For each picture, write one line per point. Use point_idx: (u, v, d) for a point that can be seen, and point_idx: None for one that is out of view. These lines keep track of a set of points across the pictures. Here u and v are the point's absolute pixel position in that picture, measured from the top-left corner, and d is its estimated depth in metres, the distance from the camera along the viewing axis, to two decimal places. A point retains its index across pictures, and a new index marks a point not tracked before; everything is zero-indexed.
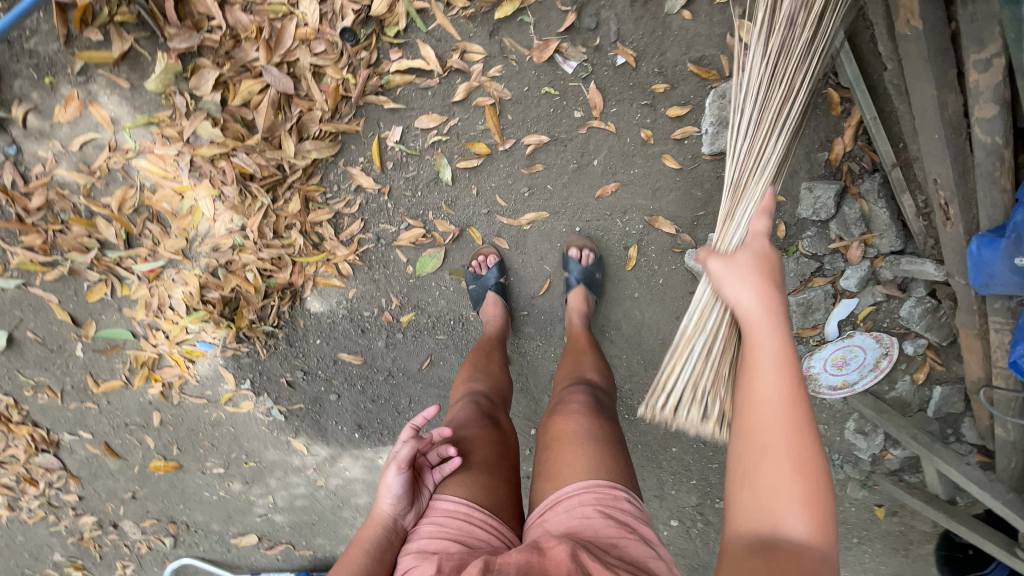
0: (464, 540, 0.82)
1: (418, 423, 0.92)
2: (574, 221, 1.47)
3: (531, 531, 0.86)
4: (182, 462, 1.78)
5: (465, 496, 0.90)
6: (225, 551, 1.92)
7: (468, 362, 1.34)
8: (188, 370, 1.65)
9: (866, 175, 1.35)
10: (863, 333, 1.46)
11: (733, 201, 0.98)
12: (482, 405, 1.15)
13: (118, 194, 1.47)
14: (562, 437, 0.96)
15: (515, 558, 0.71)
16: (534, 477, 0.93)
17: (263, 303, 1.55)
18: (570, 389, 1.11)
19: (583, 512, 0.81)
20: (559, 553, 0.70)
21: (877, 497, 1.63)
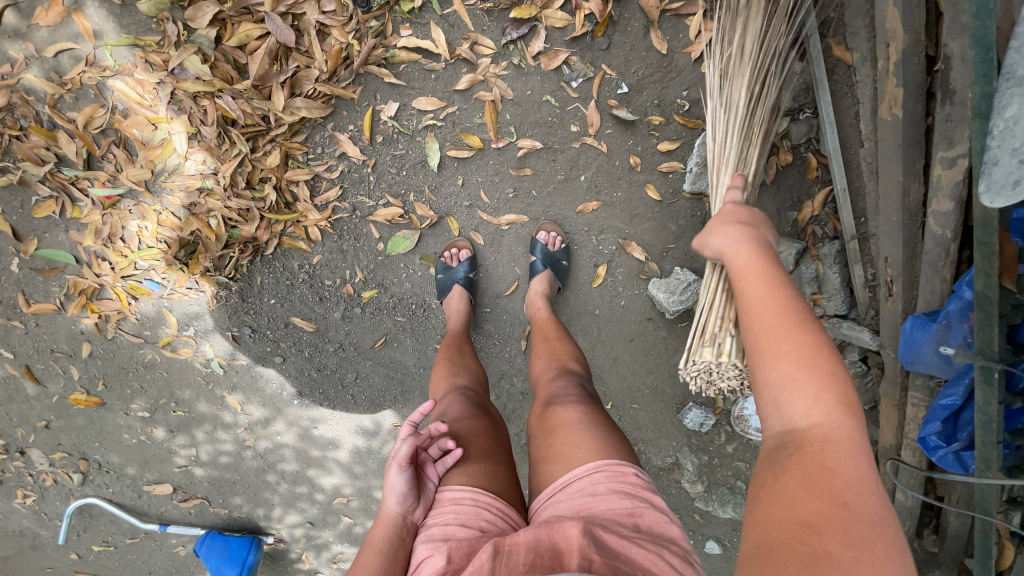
0: (472, 525, 0.83)
1: (416, 420, 0.92)
2: (548, 228, 1.48)
3: (539, 511, 0.88)
4: (106, 400, 1.70)
5: (468, 483, 0.92)
6: (135, 497, 1.85)
7: (440, 357, 1.32)
8: (129, 308, 1.59)
9: (827, 240, 1.43)
10: None
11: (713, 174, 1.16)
12: (471, 397, 1.17)
13: (87, 111, 1.40)
14: (559, 425, 0.99)
15: (525, 541, 0.73)
16: (541, 460, 0.96)
17: (221, 253, 1.50)
18: (554, 378, 1.15)
19: (596, 490, 0.83)
20: (570, 529, 0.73)
21: None
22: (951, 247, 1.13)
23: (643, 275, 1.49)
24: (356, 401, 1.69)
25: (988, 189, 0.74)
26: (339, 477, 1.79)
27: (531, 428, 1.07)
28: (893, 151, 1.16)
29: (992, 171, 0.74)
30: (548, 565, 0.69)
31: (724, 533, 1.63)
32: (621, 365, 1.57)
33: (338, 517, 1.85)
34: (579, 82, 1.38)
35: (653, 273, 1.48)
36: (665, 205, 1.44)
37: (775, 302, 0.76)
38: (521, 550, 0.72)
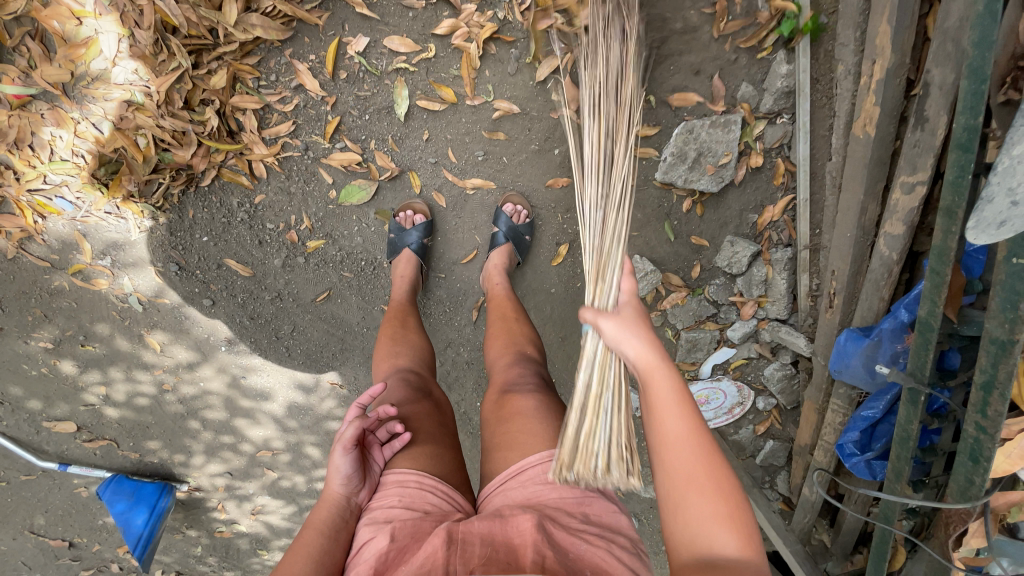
0: (418, 508, 0.81)
1: (364, 402, 0.88)
2: (516, 198, 1.43)
3: (490, 497, 0.87)
4: (3, 325, 1.53)
5: (414, 467, 0.88)
6: (33, 432, 1.70)
7: (384, 332, 1.26)
8: (35, 226, 1.40)
9: (781, 247, 1.50)
10: (729, 379, 1.72)
11: (597, 267, 0.96)
12: (414, 382, 1.11)
13: None
14: (514, 414, 0.96)
15: (478, 527, 0.74)
16: (494, 447, 0.94)
17: (149, 178, 1.33)
18: (512, 364, 1.11)
19: (547, 479, 0.84)
20: (524, 523, 0.73)
21: None
22: (893, 269, 1.18)
23: None
24: (291, 354, 1.60)
25: (974, 224, 0.73)
26: (268, 430, 1.72)
27: (484, 413, 1.05)
28: (858, 170, 1.19)
29: (983, 207, 0.72)
30: (501, 561, 0.69)
31: (641, 511, 1.71)
32: (569, 345, 1.57)
33: (262, 470, 1.78)
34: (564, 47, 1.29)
35: None
36: None
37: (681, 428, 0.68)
38: (475, 541, 0.72)
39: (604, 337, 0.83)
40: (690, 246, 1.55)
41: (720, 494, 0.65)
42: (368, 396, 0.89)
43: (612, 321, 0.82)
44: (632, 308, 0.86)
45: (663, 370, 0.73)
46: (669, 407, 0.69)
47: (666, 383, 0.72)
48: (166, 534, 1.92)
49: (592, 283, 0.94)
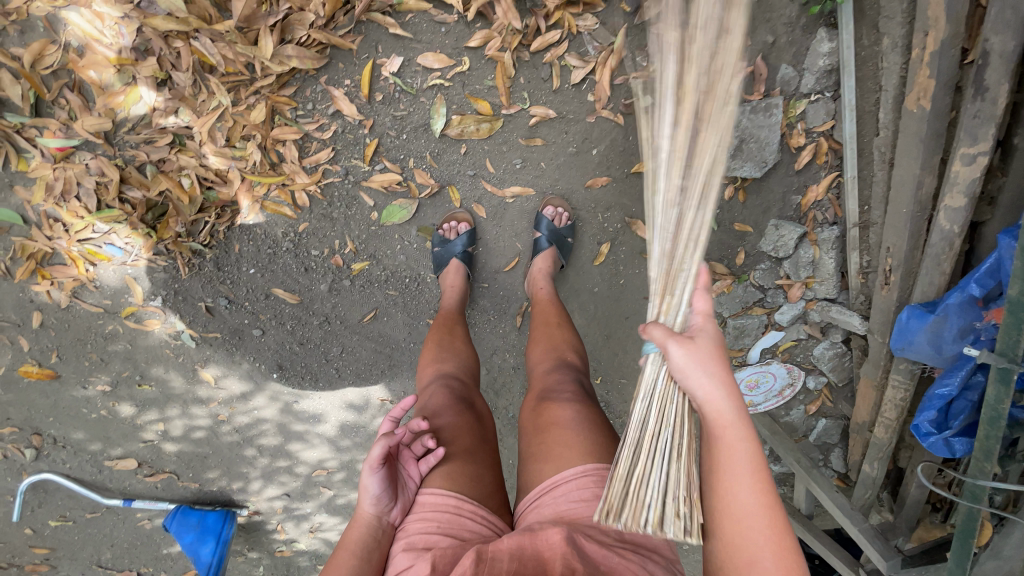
0: (455, 535, 0.84)
1: (397, 415, 0.88)
2: (559, 205, 1.41)
3: (524, 513, 0.91)
4: (61, 372, 1.56)
5: (451, 488, 0.91)
6: (97, 471, 1.80)
7: (431, 338, 1.30)
8: (87, 274, 1.38)
9: (826, 226, 1.50)
10: (778, 362, 1.78)
11: (668, 228, 0.86)
12: (456, 389, 1.15)
13: (35, 46, 1.14)
14: (551, 425, 0.99)
15: (506, 545, 0.76)
16: (530, 459, 0.97)
17: (195, 218, 1.33)
18: (551, 370, 1.15)
19: (581, 495, 0.86)
20: (553, 536, 0.77)
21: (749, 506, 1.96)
22: (955, 242, 1.17)
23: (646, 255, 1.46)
24: (342, 375, 1.63)
25: None
26: (323, 451, 1.75)
27: (523, 420, 1.08)
28: (913, 144, 1.17)
29: None
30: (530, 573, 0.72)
31: None
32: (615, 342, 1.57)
33: (318, 489, 1.81)
34: (599, 47, 1.28)
35: None
36: None
37: (761, 509, 0.63)
38: (505, 557, 0.74)
39: (669, 366, 0.73)
40: (733, 233, 1.55)
41: (781, 563, 0.61)
42: (400, 411, 0.88)
43: (681, 350, 0.72)
44: (711, 336, 0.75)
45: (746, 453, 0.65)
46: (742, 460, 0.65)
47: (738, 435, 0.66)
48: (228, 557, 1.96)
49: (661, 292, 0.84)
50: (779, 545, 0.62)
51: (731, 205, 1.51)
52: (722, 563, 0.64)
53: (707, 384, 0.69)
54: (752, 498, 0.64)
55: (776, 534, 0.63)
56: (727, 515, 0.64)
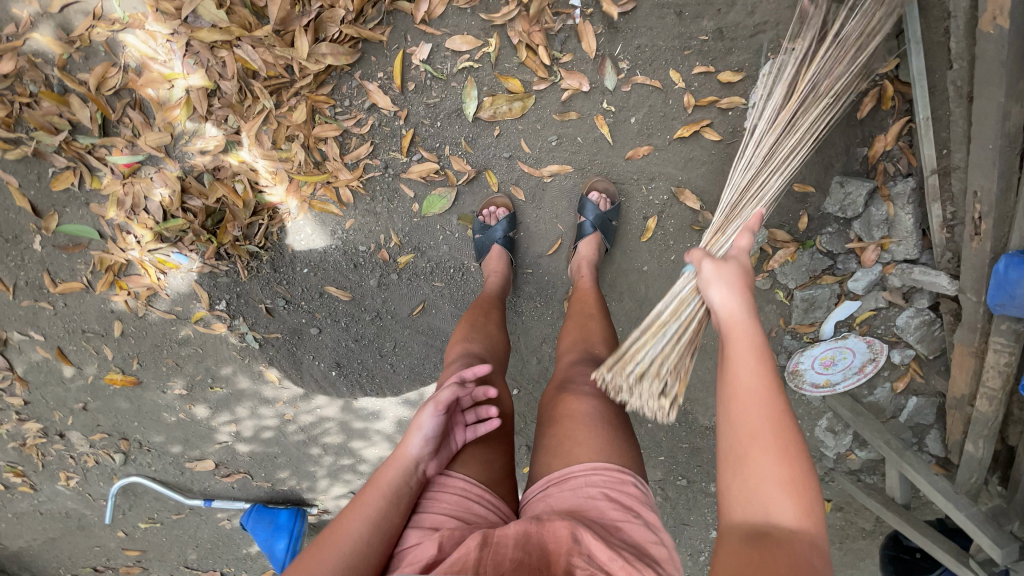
0: (463, 518, 0.83)
1: (466, 375, 0.94)
2: (598, 176, 1.40)
3: (532, 502, 0.87)
4: (142, 378, 1.69)
5: (466, 474, 0.91)
6: (179, 473, 1.93)
7: (465, 318, 1.28)
8: (159, 282, 1.49)
9: (900, 178, 1.37)
10: (856, 336, 1.64)
11: (727, 217, 1.04)
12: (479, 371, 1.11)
13: (98, 70, 1.22)
14: (571, 416, 0.94)
15: (512, 531, 0.73)
16: (540, 451, 0.94)
17: (250, 220, 1.40)
18: (575, 361, 1.09)
19: (589, 492, 0.81)
20: (560, 529, 0.72)
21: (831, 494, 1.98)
22: None
23: (696, 225, 1.45)
24: (396, 370, 1.69)
25: None
26: (383, 448, 1.79)
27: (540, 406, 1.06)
28: (994, 69, 1.05)
29: None
30: (534, 564, 0.70)
31: None
32: None
33: None
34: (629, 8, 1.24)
35: (707, 223, 1.45)
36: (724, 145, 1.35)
37: (762, 400, 0.66)
38: (509, 543, 0.71)
39: (699, 277, 0.84)
40: (794, 195, 1.45)
41: (782, 452, 0.63)
42: (475, 372, 0.95)
43: (713, 264, 0.81)
44: (742, 261, 0.83)
45: (747, 326, 0.73)
46: (745, 361, 0.69)
47: (744, 339, 0.72)
48: None
49: (713, 232, 1.02)
50: (778, 433, 0.64)
51: (789, 166, 1.42)
52: (730, 459, 0.66)
53: (724, 293, 0.78)
54: (752, 379, 0.67)
55: (776, 418, 0.65)
56: (733, 397, 0.68)
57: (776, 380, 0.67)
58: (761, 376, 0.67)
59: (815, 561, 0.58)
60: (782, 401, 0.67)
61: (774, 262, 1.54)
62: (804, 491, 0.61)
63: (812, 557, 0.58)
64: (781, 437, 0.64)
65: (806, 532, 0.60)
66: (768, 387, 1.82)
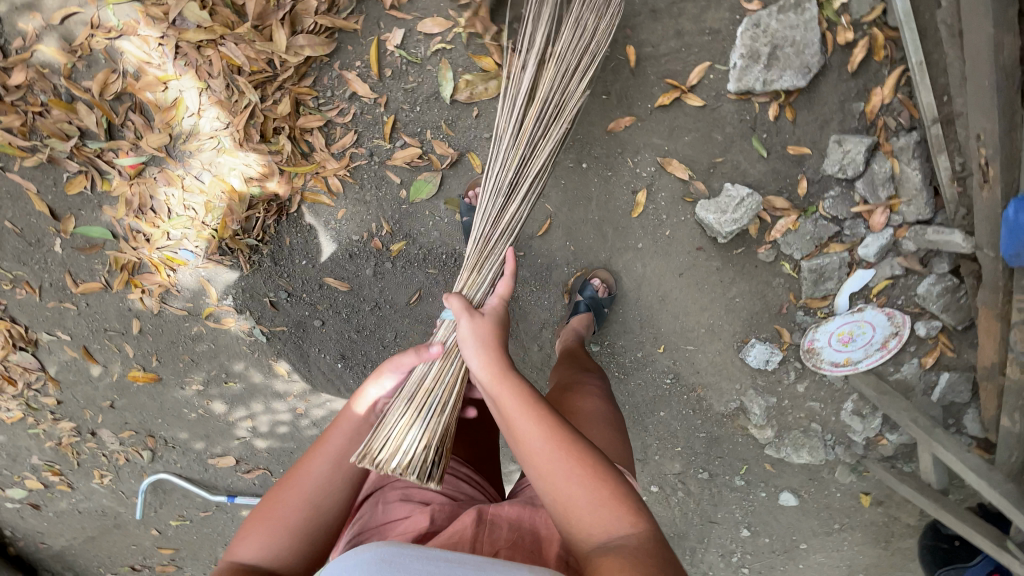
0: (452, 495, 0.99)
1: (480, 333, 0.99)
2: (581, 157, 1.44)
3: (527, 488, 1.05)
4: (161, 375, 1.78)
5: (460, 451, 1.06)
6: (203, 469, 2.01)
7: None
8: (169, 279, 1.57)
9: (903, 132, 1.31)
10: (874, 308, 1.55)
11: (482, 257, 1.06)
12: None
13: (99, 77, 1.32)
14: (577, 409, 1.12)
15: (506, 514, 0.90)
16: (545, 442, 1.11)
17: (246, 215, 1.45)
18: (578, 372, 1.29)
19: None
20: (552, 520, 0.89)
21: (865, 486, 1.87)
22: None
23: (688, 197, 1.44)
24: None
25: None
26: None
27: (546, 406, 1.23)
28: (979, 1, 1.11)
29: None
30: (527, 545, 0.85)
31: None
32: None
33: None
34: None
35: (700, 194, 1.43)
36: (708, 110, 1.37)
37: (559, 444, 0.73)
38: (503, 525, 0.88)
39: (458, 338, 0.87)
40: (789, 158, 1.39)
41: (593, 478, 0.72)
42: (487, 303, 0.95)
43: (470, 323, 0.87)
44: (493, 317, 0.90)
45: (507, 379, 0.79)
46: (521, 418, 0.75)
47: (510, 393, 0.78)
48: None
49: (470, 271, 1.05)
50: (583, 468, 0.72)
51: (781, 127, 1.36)
52: (564, 513, 0.72)
53: (481, 356, 0.83)
54: (537, 431, 0.74)
55: (573, 455, 0.73)
56: (530, 460, 0.74)
57: (557, 420, 0.75)
58: (543, 423, 0.75)
59: (656, 546, 0.68)
60: (566, 431, 0.75)
61: (775, 231, 1.47)
62: (624, 501, 0.71)
63: (655, 549, 0.67)
64: (585, 467, 0.72)
65: (641, 528, 0.69)
66: (784, 368, 1.73)
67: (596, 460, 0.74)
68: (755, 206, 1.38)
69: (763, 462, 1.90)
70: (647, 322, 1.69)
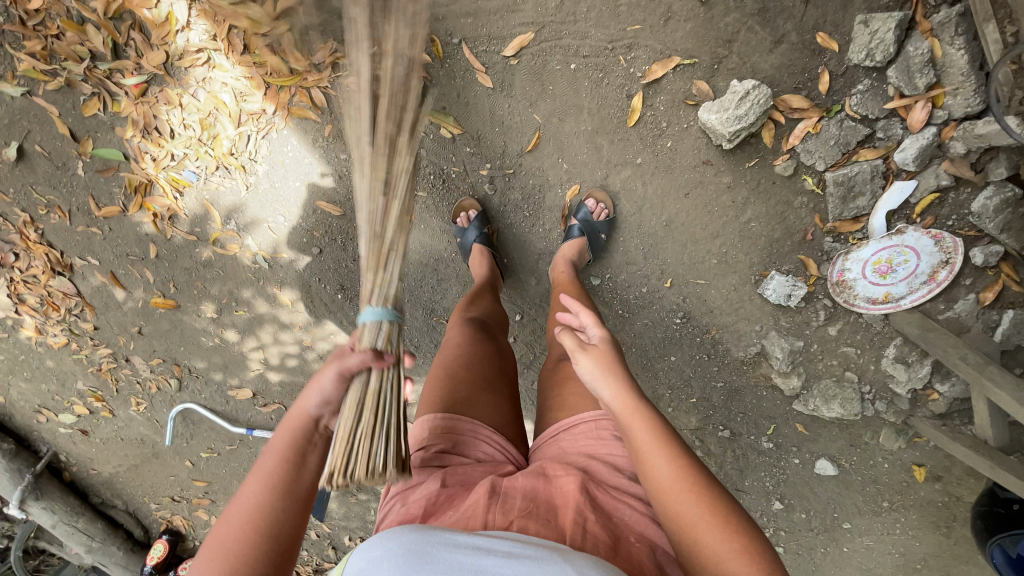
0: (471, 455, 0.99)
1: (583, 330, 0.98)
2: (570, 57, 1.34)
3: (546, 446, 1.09)
4: (180, 302, 1.87)
5: (471, 416, 1.04)
6: (224, 401, 2.09)
7: (463, 300, 1.42)
8: (176, 203, 1.63)
9: (944, 7, 1.14)
10: (917, 230, 1.35)
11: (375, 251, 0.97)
12: (480, 326, 1.29)
13: None
14: (569, 378, 1.20)
15: (522, 484, 0.90)
16: (552, 407, 1.16)
17: (240, 132, 1.51)
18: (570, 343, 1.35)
19: (599, 434, 1.02)
20: (567, 486, 0.90)
21: (919, 458, 1.63)
22: None
23: (690, 100, 1.31)
24: None
25: None
26: None
27: (544, 381, 1.30)
28: None
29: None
30: (543, 513, 0.85)
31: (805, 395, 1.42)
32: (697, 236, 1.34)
33: None
34: None
35: (703, 96, 1.30)
36: None
37: (683, 475, 0.75)
38: (517, 495, 0.87)
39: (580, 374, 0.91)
40: (811, 47, 1.23)
41: (715, 518, 0.71)
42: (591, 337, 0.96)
43: (587, 357, 0.90)
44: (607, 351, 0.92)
45: (637, 410, 0.83)
46: (651, 447, 0.79)
47: (639, 424, 0.82)
48: (341, 499, 2.19)
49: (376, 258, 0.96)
50: (706, 503, 0.73)
51: (792, 8, 1.21)
52: (686, 546, 0.72)
53: (609, 386, 0.87)
54: (664, 462, 0.77)
55: (695, 488, 0.74)
56: (656, 489, 0.77)
57: (683, 457, 0.77)
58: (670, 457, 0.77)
59: None
60: (692, 467, 0.76)
61: (793, 137, 1.31)
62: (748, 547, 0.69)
63: None
64: (705, 501, 0.73)
65: None
66: (813, 308, 1.54)
67: (721, 500, 0.73)
68: (764, 99, 1.24)
69: (793, 423, 1.70)
70: (651, 252, 1.55)
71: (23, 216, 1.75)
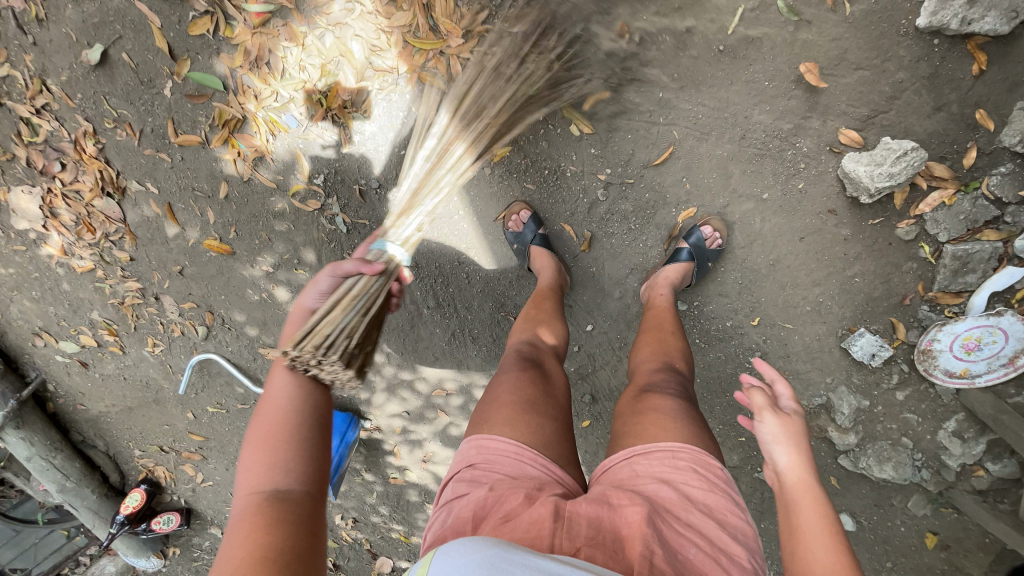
0: (514, 473, 0.90)
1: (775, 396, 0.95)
2: (726, 83, 1.33)
3: (613, 470, 0.97)
4: (236, 249, 1.75)
5: (512, 435, 0.97)
6: (252, 358, 1.97)
7: (521, 314, 1.42)
8: (266, 146, 1.56)
9: None
10: (1015, 315, 1.33)
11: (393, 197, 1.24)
12: (531, 354, 1.23)
13: None
14: (650, 408, 1.06)
15: (585, 509, 0.79)
16: (624, 433, 1.04)
17: (359, 88, 1.47)
18: (656, 369, 1.20)
19: (674, 465, 0.92)
20: (632, 515, 0.78)
21: (932, 525, 1.62)
22: None
23: (835, 149, 1.33)
24: (472, 283, 1.69)
25: None
26: (445, 368, 1.81)
27: (620, 405, 1.16)
28: None
29: None
30: (608, 546, 0.75)
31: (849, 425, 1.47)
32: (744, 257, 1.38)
33: (435, 413, 1.89)
34: None
35: (850, 146, 1.31)
36: (885, 48, 1.23)
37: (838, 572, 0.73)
38: (582, 522, 0.76)
39: (758, 433, 0.91)
40: (966, 122, 1.24)
41: None
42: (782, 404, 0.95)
43: (776, 422, 0.89)
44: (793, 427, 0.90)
45: (812, 497, 0.82)
46: (817, 533, 0.78)
47: (809, 509, 0.81)
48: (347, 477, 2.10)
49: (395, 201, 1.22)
50: None
51: (961, 81, 1.22)
52: None
53: (786, 459, 0.87)
54: (825, 554, 0.76)
55: None
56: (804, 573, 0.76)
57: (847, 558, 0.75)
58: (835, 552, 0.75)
59: None
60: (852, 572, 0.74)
61: (924, 204, 1.32)
62: None
63: None
64: None
65: None
66: (887, 370, 1.53)
67: None
68: (918, 162, 1.24)
69: (827, 476, 1.69)
70: (747, 288, 1.55)
71: (85, 126, 1.59)
